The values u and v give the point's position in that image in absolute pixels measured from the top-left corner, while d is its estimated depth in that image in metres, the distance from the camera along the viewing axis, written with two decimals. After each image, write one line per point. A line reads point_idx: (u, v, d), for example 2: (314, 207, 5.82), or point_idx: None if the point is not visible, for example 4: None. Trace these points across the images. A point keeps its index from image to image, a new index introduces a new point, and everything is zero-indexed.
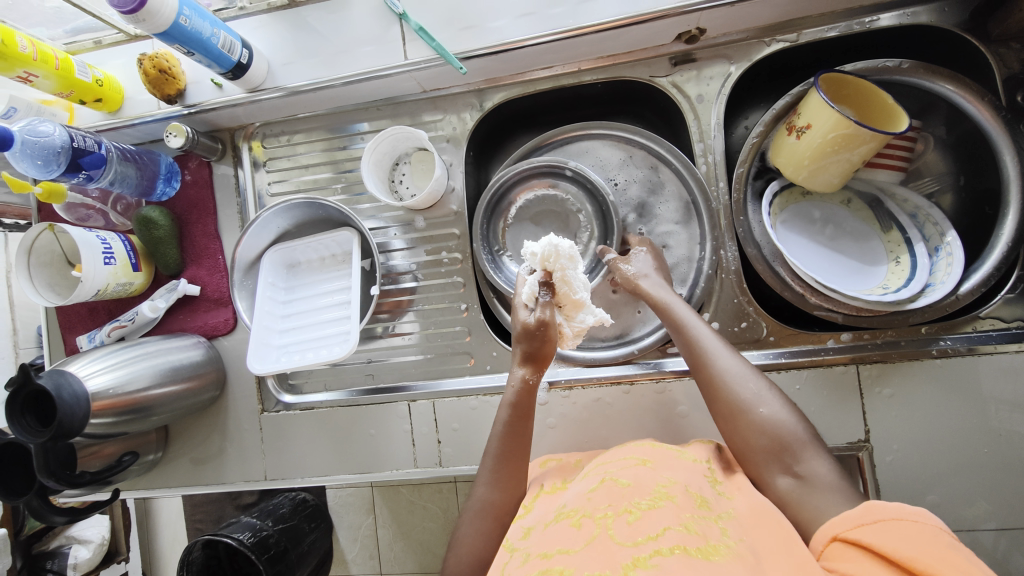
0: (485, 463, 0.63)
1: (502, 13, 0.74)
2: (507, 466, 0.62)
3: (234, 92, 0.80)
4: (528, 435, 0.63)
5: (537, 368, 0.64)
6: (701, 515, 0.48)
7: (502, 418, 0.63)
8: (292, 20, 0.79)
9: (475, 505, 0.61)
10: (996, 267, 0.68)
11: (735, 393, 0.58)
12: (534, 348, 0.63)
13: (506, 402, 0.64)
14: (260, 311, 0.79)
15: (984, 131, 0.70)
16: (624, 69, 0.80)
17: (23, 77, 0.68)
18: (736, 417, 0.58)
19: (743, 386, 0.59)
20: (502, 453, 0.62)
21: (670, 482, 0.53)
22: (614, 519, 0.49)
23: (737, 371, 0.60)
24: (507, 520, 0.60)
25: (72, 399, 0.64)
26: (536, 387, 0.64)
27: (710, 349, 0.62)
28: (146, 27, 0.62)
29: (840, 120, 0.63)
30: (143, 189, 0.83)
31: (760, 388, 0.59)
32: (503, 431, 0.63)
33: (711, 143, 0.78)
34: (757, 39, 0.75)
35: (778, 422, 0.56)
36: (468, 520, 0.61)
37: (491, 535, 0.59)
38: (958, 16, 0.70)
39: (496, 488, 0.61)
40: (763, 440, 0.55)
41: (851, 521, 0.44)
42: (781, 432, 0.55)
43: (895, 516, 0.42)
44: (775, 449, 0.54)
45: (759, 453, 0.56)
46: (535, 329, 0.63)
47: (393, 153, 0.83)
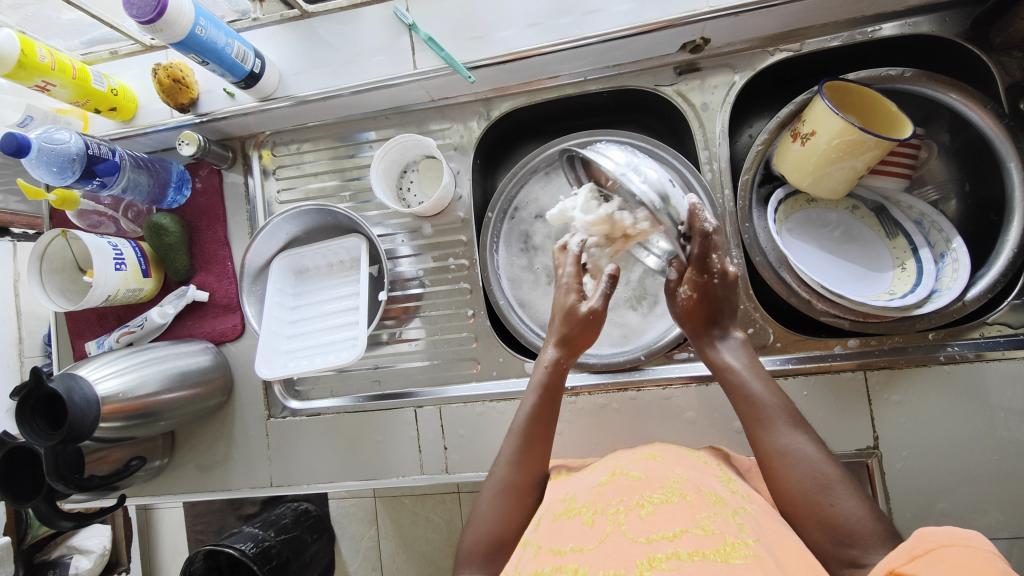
0: (508, 441, 0.63)
1: (509, 24, 0.76)
2: (532, 447, 0.62)
3: (245, 100, 0.81)
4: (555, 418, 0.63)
5: (570, 351, 0.65)
6: (717, 512, 0.48)
7: (531, 400, 0.64)
8: (303, 31, 0.80)
9: (494, 486, 0.61)
10: (1001, 274, 0.68)
11: (801, 475, 0.52)
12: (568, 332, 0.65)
13: (533, 387, 0.65)
14: (269, 316, 0.80)
15: (988, 139, 0.71)
16: (629, 78, 0.81)
17: (40, 86, 0.70)
18: (799, 500, 0.51)
19: (809, 469, 0.52)
20: (526, 433, 0.62)
21: (682, 479, 0.53)
22: (626, 515, 0.49)
23: (805, 451, 0.54)
24: (529, 502, 0.60)
25: (83, 402, 0.64)
26: (567, 369, 0.65)
27: (772, 419, 0.56)
28: (162, 37, 0.63)
29: (843, 126, 0.64)
30: (153, 197, 0.84)
31: (834, 476, 0.51)
32: (531, 412, 0.63)
33: (716, 150, 0.78)
34: (761, 48, 0.77)
35: (850, 517, 0.48)
36: (486, 501, 0.60)
37: (509, 514, 0.58)
38: (960, 25, 0.71)
39: (519, 468, 0.61)
40: (826, 529, 0.49)
41: (905, 554, 0.37)
42: (851, 526, 0.48)
43: (948, 543, 0.35)
44: (841, 541, 0.48)
45: (821, 541, 0.49)
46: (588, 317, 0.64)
47: (400, 161, 0.84)
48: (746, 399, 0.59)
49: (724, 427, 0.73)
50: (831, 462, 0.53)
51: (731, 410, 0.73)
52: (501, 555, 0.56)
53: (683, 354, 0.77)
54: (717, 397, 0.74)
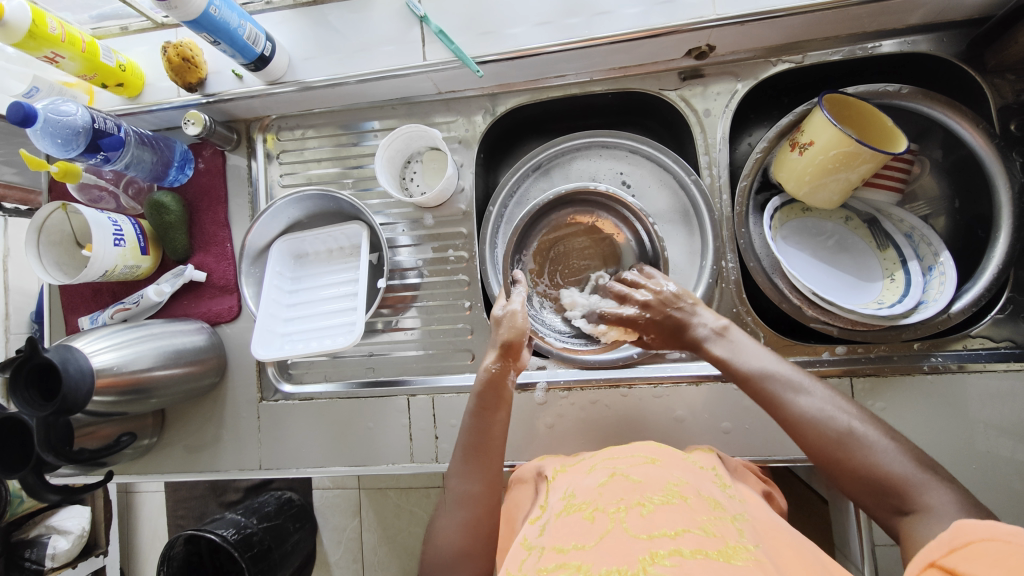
0: (457, 455, 0.64)
1: (520, 21, 0.77)
2: (479, 457, 0.62)
3: (253, 83, 0.82)
4: (502, 422, 0.64)
5: (502, 357, 0.66)
6: (717, 516, 0.49)
7: (468, 412, 0.65)
8: (314, 17, 0.81)
9: (450, 500, 0.61)
10: (987, 287, 0.70)
11: (826, 431, 0.53)
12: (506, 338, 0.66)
13: (472, 395, 0.66)
14: (267, 299, 0.79)
15: (979, 157, 0.73)
16: (634, 81, 0.82)
17: (49, 57, 0.70)
18: (828, 461, 0.53)
19: (833, 425, 0.53)
20: (471, 445, 0.63)
21: (682, 482, 0.54)
22: (627, 513, 0.50)
23: (821, 406, 0.55)
24: (483, 511, 0.59)
25: (77, 374, 0.64)
26: (501, 374, 0.65)
27: (781, 392, 0.58)
28: (177, 14, 0.63)
29: (843, 138, 0.65)
30: (156, 174, 0.83)
31: (859, 427, 0.53)
32: (473, 424, 0.64)
33: (716, 156, 0.80)
34: (764, 58, 0.78)
35: (887, 464, 0.50)
36: (447, 514, 0.60)
37: (467, 526, 0.58)
38: (957, 46, 0.74)
39: (470, 477, 0.61)
40: (864, 482, 0.51)
41: (944, 546, 0.39)
42: (893, 473, 0.49)
43: (989, 538, 0.37)
44: (883, 490, 0.50)
45: (864, 492, 0.51)
46: (503, 318, 0.69)
47: (405, 151, 0.85)
48: (749, 382, 0.60)
49: (711, 427, 0.75)
50: (852, 413, 0.54)
51: (721, 410, 0.75)
52: (467, 568, 0.56)
53: (675, 354, 0.78)
54: (708, 397, 0.75)
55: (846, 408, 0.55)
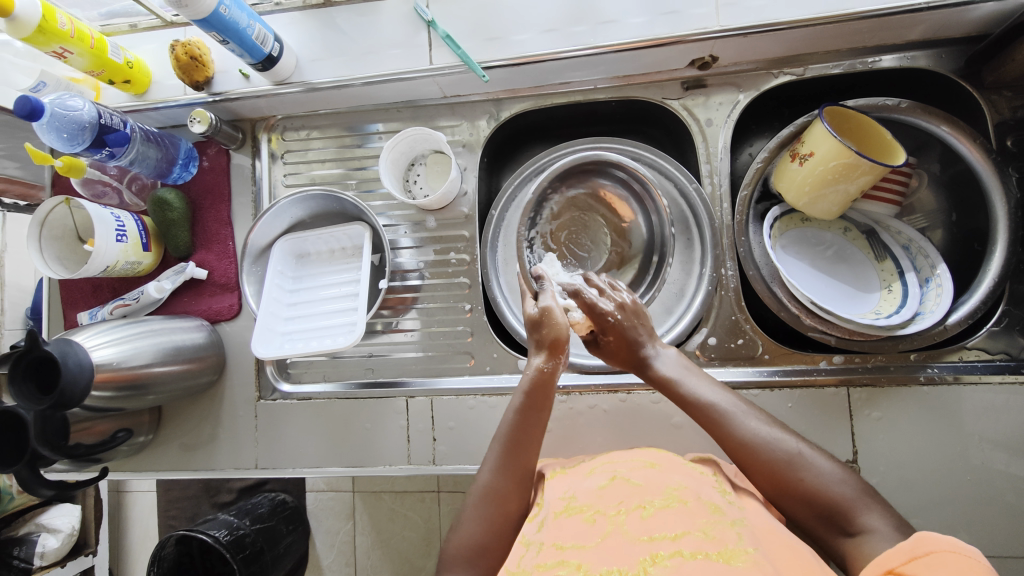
0: (493, 447, 0.62)
1: (526, 27, 0.78)
2: (516, 455, 0.60)
3: (260, 83, 0.82)
4: (541, 424, 0.61)
5: (551, 355, 0.63)
6: (716, 520, 0.49)
7: (515, 406, 0.62)
8: (322, 19, 0.82)
9: (478, 491, 0.60)
10: (982, 301, 0.71)
11: (771, 456, 0.55)
12: (547, 334, 0.62)
13: (518, 393, 0.63)
14: (268, 297, 0.80)
15: (976, 172, 0.74)
16: (637, 89, 0.83)
17: (58, 52, 0.70)
18: (775, 483, 0.55)
19: (777, 448, 0.56)
20: (511, 442, 0.61)
21: (681, 486, 0.54)
22: (628, 516, 0.51)
23: (765, 431, 0.57)
24: (510, 507, 0.59)
25: (76, 367, 0.64)
26: (551, 376, 0.62)
27: (729, 416, 0.58)
28: (187, 12, 0.64)
29: (842, 149, 0.66)
30: (160, 171, 0.84)
31: (801, 450, 0.55)
32: (514, 419, 0.62)
33: (717, 165, 0.81)
34: (766, 70, 0.79)
35: (830, 487, 0.53)
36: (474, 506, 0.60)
37: (489, 523, 0.58)
38: (955, 62, 0.75)
39: (503, 475, 0.60)
40: (809, 504, 0.53)
41: (905, 554, 0.41)
42: (835, 496, 0.52)
43: (950, 549, 0.39)
44: (827, 512, 0.52)
45: (809, 514, 0.54)
46: (539, 317, 0.63)
47: (410, 154, 0.86)
48: (697, 405, 0.60)
49: (709, 434, 0.75)
50: (791, 436, 0.57)
51: None
52: (483, 562, 0.57)
53: None
54: None
55: (785, 431, 0.57)
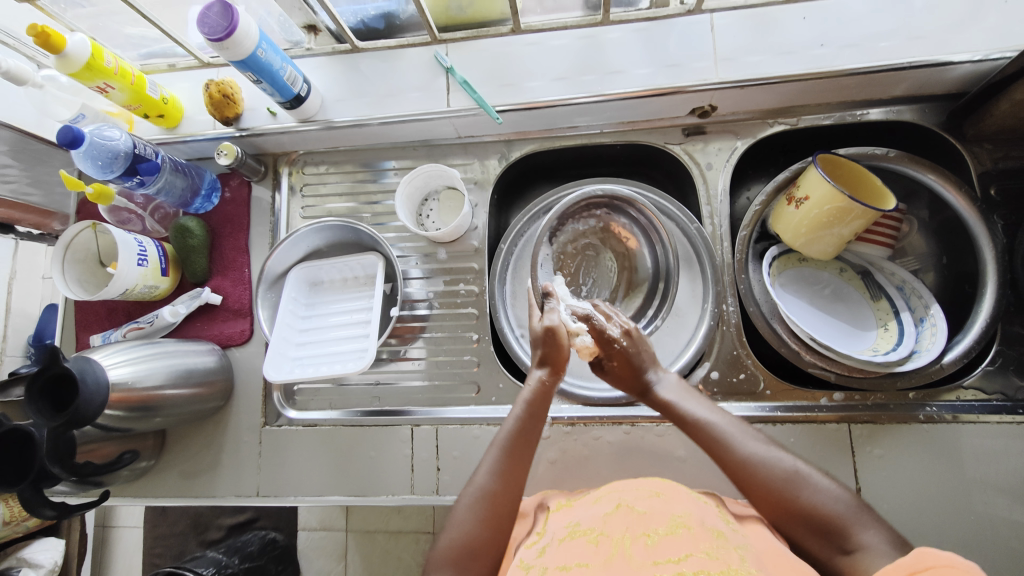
0: (490, 452, 0.64)
1: (538, 75, 0.83)
2: (511, 459, 0.63)
3: (286, 120, 0.87)
4: (538, 433, 0.65)
5: (554, 371, 0.69)
6: (720, 543, 0.50)
7: (516, 414, 0.66)
8: (348, 64, 0.88)
9: (472, 492, 0.61)
10: (975, 341, 0.74)
11: (769, 473, 0.59)
12: (550, 351, 0.68)
13: (520, 401, 0.67)
14: (281, 323, 0.81)
15: (963, 218, 0.78)
16: (641, 134, 0.88)
17: (100, 88, 0.75)
18: (775, 500, 0.58)
19: (774, 467, 0.59)
20: (507, 444, 0.64)
21: (686, 514, 0.55)
22: (632, 542, 0.51)
23: (760, 451, 0.61)
24: (500, 512, 0.60)
25: (94, 386, 0.66)
26: (552, 389, 0.68)
27: (727, 437, 0.63)
28: (227, 54, 0.68)
29: (835, 194, 0.70)
30: (183, 200, 0.87)
31: (796, 470, 0.59)
32: (514, 427, 0.65)
33: (717, 206, 0.85)
34: (762, 120, 0.85)
35: (826, 504, 0.56)
36: (465, 507, 0.61)
37: (481, 523, 0.59)
38: (938, 116, 0.80)
39: (500, 478, 0.62)
40: (807, 521, 0.56)
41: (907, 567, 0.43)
42: (830, 514, 0.55)
43: (947, 563, 0.41)
44: (825, 529, 0.55)
45: (806, 532, 0.56)
46: (547, 334, 0.68)
47: (424, 189, 0.90)
48: (696, 427, 0.65)
49: (712, 469, 0.75)
50: (784, 457, 0.60)
51: None
52: (472, 565, 0.57)
53: None
54: None
55: (778, 453, 0.61)
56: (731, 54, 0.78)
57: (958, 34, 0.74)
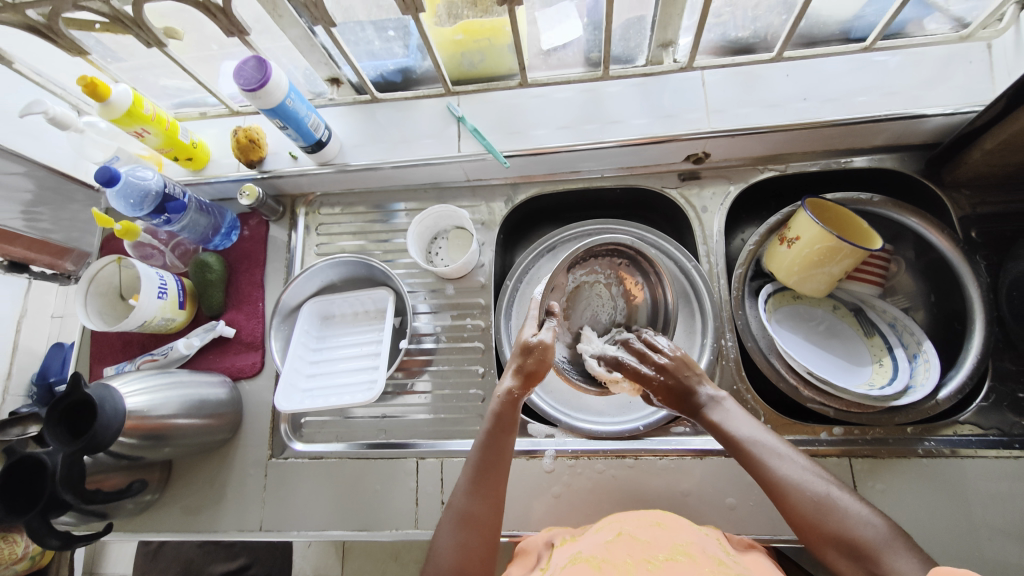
0: (464, 474, 0.66)
1: (543, 124, 0.90)
2: (484, 477, 0.65)
3: (307, 164, 0.93)
4: (507, 446, 0.67)
5: (524, 383, 0.70)
6: (721, 570, 0.51)
7: (484, 430, 0.68)
8: (366, 113, 0.94)
9: (450, 515, 0.63)
10: (968, 376, 0.76)
11: (806, 494, 0.59)
12: (524, 364, 0.71)
13: (488, 416, 0.69)
14: (293, 354, 0.84)
15: (948, 259, 0.82)
16: (640, 179, 0.93)
17: (137, 133, 0.81)
18: (810, 522, 0.58)
19: (811, 489, 0.59)
20: (479, 464, 0.65)
21: (688, 543, 0.56)
22: (634, 566, 0.52)
23: (798, 473, 0.61)
24: (482, 532, 0.62)
25: (112, 413, 0.67)
26: (519, 400, 0.70)
27: (767, 456, 0.63)
28: (258, 103, 0.74)
29: (824, 235, 0.74)
30: (203, 237, 0.92)
31: (831, 492, 0.59)
32: (483, 443, 0.67)
33: (713, 246, 0.89)
34: (753, 166, 0.90)
35: (858, 529, 0.55)
36: (445, 532, 0.62)
37: (461, 546, 0.60)
38: (917, 164, 0.86)
39: (475, 498, 0.63)
40: (839, 544, 0.56)
41: None
42: (860, 538, 0.55)
43: None
44: (854, 555, 0.55)
45: (838, 556, 0.56)
46: (534, 346, 0.71)
47: (433, 228, 0.95)
48: (738, 445, 0.66)
49: (716, 503, 0.76)
50: (823, 479, 0.60)
51: (725, 486, 0.76)
52: None
53: (679, 428, 0.81)
54: (712, 472, 0.77)
55: (816, 474, 0.61)
56: (722, 107, 0.85)
57: (930, 90, 0.80)
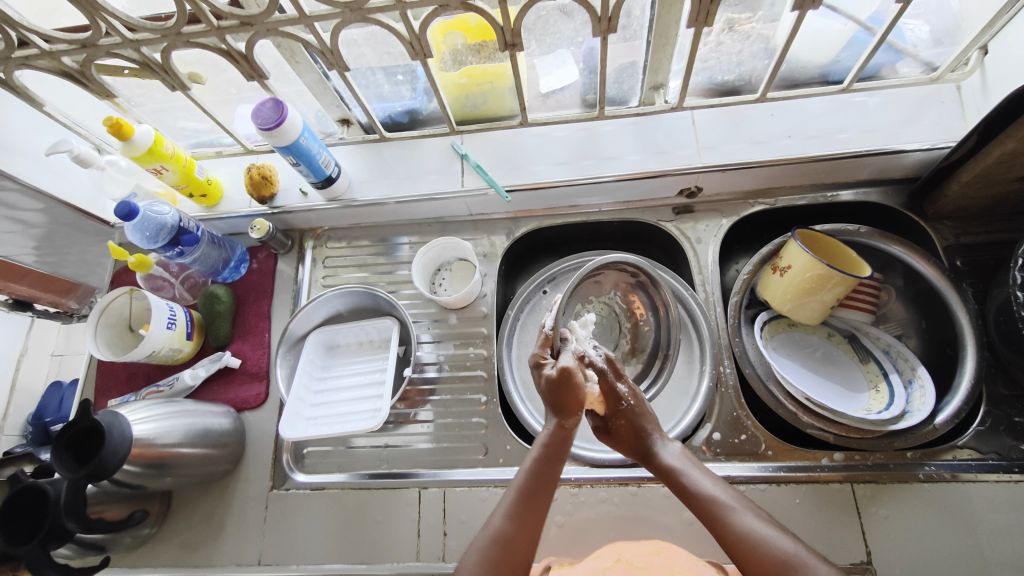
0: (505, 497, 0.65)
1: (543, 161, 0.94)
2: (526, 503, 0.64)
3: (316, 199, 0.97)
4: (556, 476, 0.66)
5: (568, 415, 0.70)
6: None
7: (533, 456, 0.68)
8: (374, 152, 0.99)
9: (484, 534, 0.62)
10: (964, 401, 0.77)
11: (765, 550, 0.58)
12: (561, 396, 0.70)
13: (538, 445, 0.69)
14: (298, 383, 0.85)
15: (936, 287, 0.85)
16: (636, 212, 0.97)
17: (156, 170, 0.84)
18: None
19: (770, 545, 0.58)
20: (524, 488, 0.65)
21: None
22: None
23: (759, 529, 0.60)
24: (516, 555, 0.60)
25: (119, 438, 0.68)
26: (569, 434, 0.69)
27: (726, 510, 0.63)
28: (274, 141, 0.78)
29: (814, 263, 0.77)
30: (213, 269, 0.95)
31: (795, 550, 0.57)
32: (530, 469, 0.67)
33: (708, 275, 0.92)
34: (744, 200, 0.94)
35: None
36: (476, 550, 0.61)
37: (492, 564, 0.59)
38: (900, 197, 0.90)
39: (513, 521, 0.62)
40: None
41: None
42: None
43: None
44: None
45: None
46: (562, 376, 0.69)
47: (437, 260, 0.98)
48: (697, 497, 0.65)
49: None
50: (786, 538, 0.59)
51: None
52: None
53: None
54: None
55: (780, 532, 0.60)
56: (712, 144, 0.90)
57: (907, 128, 0.85)
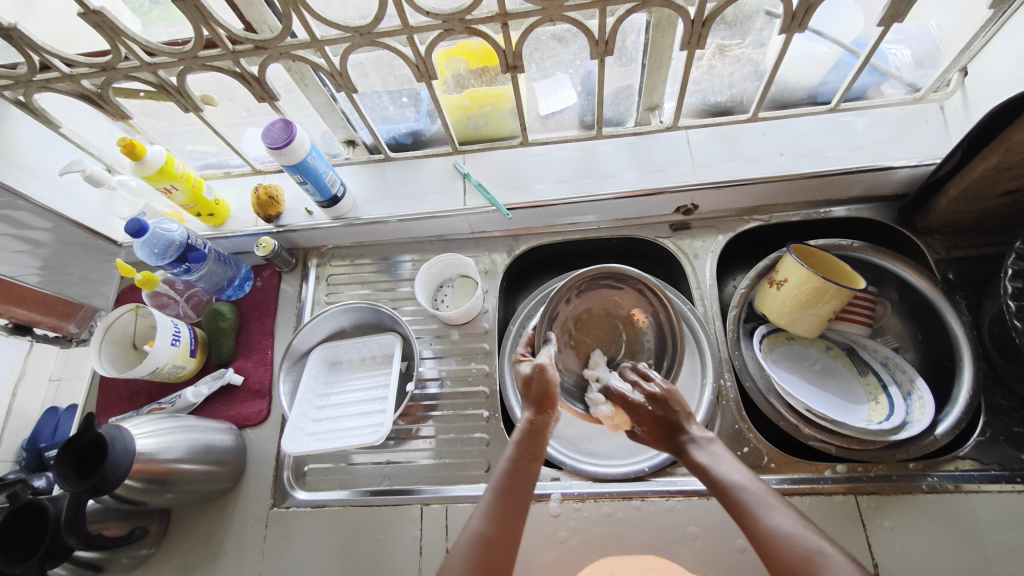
0: (483, 499, 0.66)
1: (542, 180, 0.97)
2: (502, 500, 0.66)
3: (321, 218, 0.99)
4: (535, 471, 0.69)
5: (541, 410, 0.74)
6: None
7: (508, 456, 0.71)
8: (378, 172, 1.02)
9: (466, 536, 0.63)
10: (963, 412, 0.78)
11: (791, 547, 0.57)
12: (534, 392, 0.75)
13: (513, 444, 0.72)
14: (300, 398, 0.85)
15: (930, 299, 0.86)
16: (634, 229, 1.00)
17: (165, 189, 0.87)
18: None
19: (797, 542, 0.57)
20: (501, 486, 0.67)
21: None
22: None
23: (786, 525, 0.59)
24: (496, 553, 0.61)
25: (121, 452, 0.68)
26: (540, 428, 0.73)
27: (756, 507, 0.61)
28: (283, 160, 0.81)
29: (810, 275, 0.79)
30: (219, 287, 0.96)
31: (821, 547, 0.56)
32: (508, 466, 0.69)
33: (706, 290, 0.94)
34: (739, 217, 0.97)
35: None
36: (458, 552, 0.61)
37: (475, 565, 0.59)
38: (891, 213, 0.92)
39: (491, 521, 0.63)
40: None
41: None
42: None
43: None
44: None
45: None
46: (532, 373, 0.75)
47: (439, 277, 0.99)
48: (727, 490, 0.65)
49: (726, 546, 0.74)
50: (815, 534, 0.57)
51: (733, 527, 0.76)
52: None
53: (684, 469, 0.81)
54: (720, 513, 0.77)
55: (810, 530, 0.58)
56: (707, 162, 0.92)
57: (895, 146, 0.88)
